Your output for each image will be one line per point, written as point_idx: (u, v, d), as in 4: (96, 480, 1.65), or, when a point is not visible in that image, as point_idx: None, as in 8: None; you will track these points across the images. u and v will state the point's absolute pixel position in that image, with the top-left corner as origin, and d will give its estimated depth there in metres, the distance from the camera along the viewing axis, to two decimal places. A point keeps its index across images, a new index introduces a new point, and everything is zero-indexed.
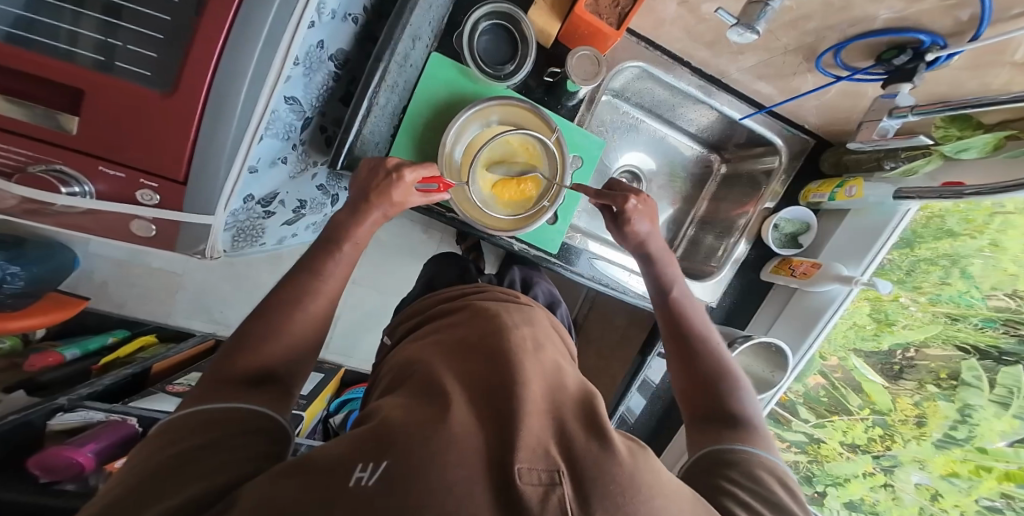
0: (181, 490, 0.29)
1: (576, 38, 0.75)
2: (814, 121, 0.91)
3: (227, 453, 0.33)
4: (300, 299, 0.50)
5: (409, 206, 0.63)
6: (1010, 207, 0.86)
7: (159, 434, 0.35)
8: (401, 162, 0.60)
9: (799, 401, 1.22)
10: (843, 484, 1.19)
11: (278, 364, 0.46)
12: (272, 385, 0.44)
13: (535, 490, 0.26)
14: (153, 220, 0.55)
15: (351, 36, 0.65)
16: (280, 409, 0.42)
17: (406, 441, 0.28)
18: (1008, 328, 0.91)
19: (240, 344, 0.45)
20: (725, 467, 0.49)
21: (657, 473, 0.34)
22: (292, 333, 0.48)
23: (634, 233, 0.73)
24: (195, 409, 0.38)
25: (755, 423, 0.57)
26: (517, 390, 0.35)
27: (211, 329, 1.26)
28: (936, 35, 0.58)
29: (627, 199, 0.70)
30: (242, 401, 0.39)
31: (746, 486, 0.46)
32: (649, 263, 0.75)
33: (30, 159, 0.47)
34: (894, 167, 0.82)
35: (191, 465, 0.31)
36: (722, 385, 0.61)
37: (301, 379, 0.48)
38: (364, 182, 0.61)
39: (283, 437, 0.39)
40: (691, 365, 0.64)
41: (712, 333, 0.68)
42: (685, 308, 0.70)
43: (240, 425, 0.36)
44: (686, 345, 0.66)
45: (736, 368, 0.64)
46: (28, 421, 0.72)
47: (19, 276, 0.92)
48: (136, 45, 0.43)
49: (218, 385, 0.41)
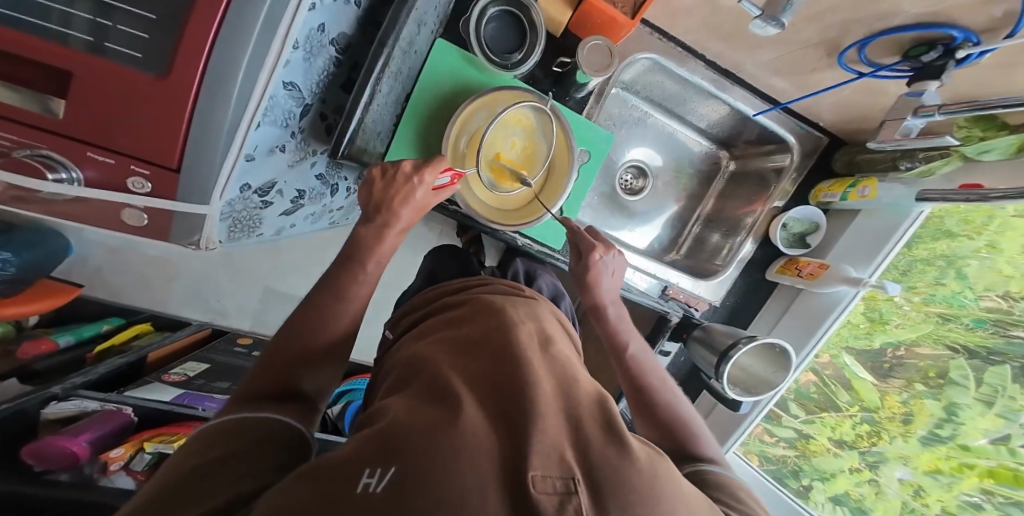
0: (202, 501, 0.27)
1: (588, 28, 0.73)
2: (828, 118, 0.89)
3: (248, 463, 0.31)
4: (326, 319, 0.48)
5: (428, 207, 0.61)
6: (1009, 209, 0.84)
7: (190, 443, 0.34)
8: (418, 163, 0.57)
9: (790, 397, 1.17)
10: (830, 480, 1.20)
11: (302, 377, 0.44)
12: (298, 399, 0.43)
13: (551, 499, 0.24)
14: (144, 209, 0.53)
15: (354, 20, 0.62)
16: (308, 425, 0.40)
17: (418, 445, 0.26)
18: (997, 328, 0.93)
19: (269, 358, 0.44)
20: (710, 490, 0.49)
21: (675, 480, 0.32)
22: (312, 342, 0.46)
23: (593, 286, 0.71)
24: (225, 419, 0.37)
25: (715, 454, 0.57)
26: (530, 391, 0.33)
27: (208, 318, 1.24)
28: (970, 32, 0.56)
29: (594, 250, 0.71)
30: (272, 413, 0.38)
31: (735, 508, 0.47)
32: (598, 318, 0.72)
33: (13, 144, 0.45)
34: (911, 168, 0.79)
35: (212, 474, 0.30)
36: (682, 426, 0.60)
37: (325, 397, 0.47)
38: (379, 199, 0.56)
39: (305, 451, 0.37)
40: (651, 414, 0.61)
41: (666, 379, 0.67)
42: (639, 363, 0.67)
43: (268, 434, 0.35)
44: (644, 393, 0.63)
45: (690, 410, 0.63)
46: (22, 409, 0.70)
47: (10, 263, 0.89)
48: (129, 25, 0.39)
49: (245, 401, 0.40)
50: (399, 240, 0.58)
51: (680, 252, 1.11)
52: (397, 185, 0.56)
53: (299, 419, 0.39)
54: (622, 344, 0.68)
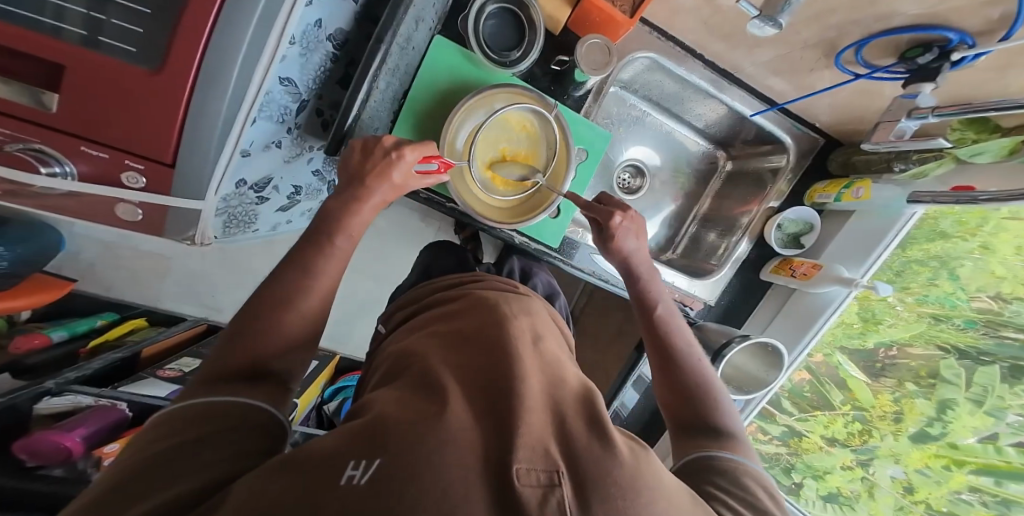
0: (162, 492, 0.27)
1: (586, 27, 0.73)
2: (825, 119, 0.90)
3: (217, 451, 0.31)
4: (304, 306, 0.47)
5: (408, 189, 0.60)
6: (1004, 213, 0.84)
7: (154, 427, 0.34)
8: (399, 140, 0.57)
9: (784, 395, 1.20)
10: (822, 477, 1.21)
11: (271, 358, 0.43)
12: (269, 379, 0.42)
13: (535, 492, 0.24)
14: (139, 204, 0.53)
15: (351, 15, 0.61)
16: (276, 404, 0.40)
17: (400, 438, 0.26)
18: (989, 329, 0.94)
19: (235, 338, 0.43)
20: (713, 473, 0.50)
21: (658, 474, 0.33)
22: (283, 328, 0.45)
23: (619, 249, 0.70)
24: (188, 403, 0.36)
25: (736, 429, 0.58)
26: (516, 386, 0.33)
27: (202, 314, 1.24)
28: (966, 33, 0.56)
29: (612, 215, 0.68)
30: (239, 395, 0.37)
31: (732, 492, 0.46)
32: (631, 279, 0.71)
33: (6, 138, 0.45)
34: (904, 169, 0.82)
35: (178, 462, 0.29)
36: (703, 396, 0.60)
37: (298, 377, 0.46)
38: (353, 171, 0.57)
39: (280, 434, 0.38)
40: (677, 385, 0.62)
41: (694, 344, 0.67)
42: (674, 331, 0.67)
43: (236, 420, 0.35)
44: (669, 359, 0.64)
45: (720, 385, 0.63)
46: (13, 405, 0.69)
47: (3, 257, 0.87)
48: (121, 18, 0.39)
49: (214, 382, 0.39)
50: (372, 214, 0.57)
51: (675, 251, 1.12)
52: (376, 161, 0.56)
53: (271, 403, 0.39)
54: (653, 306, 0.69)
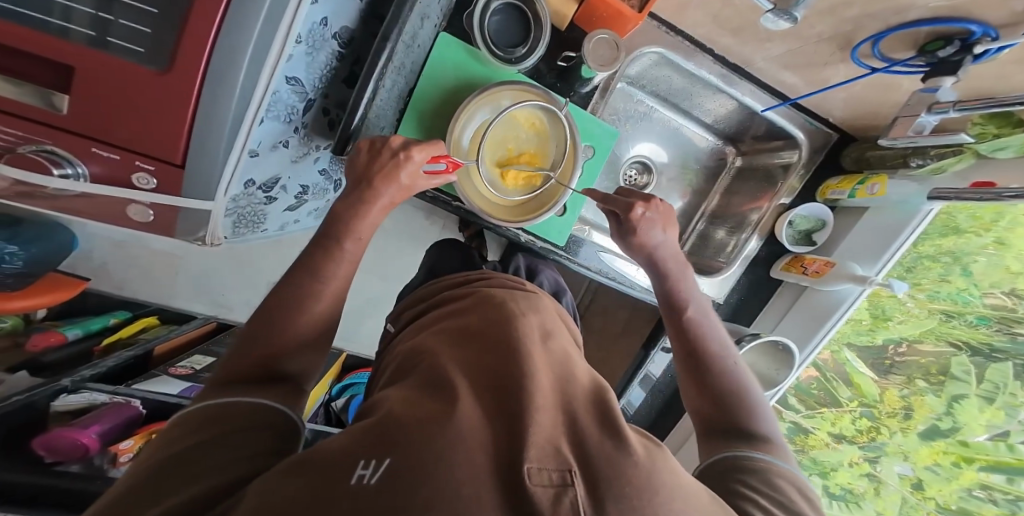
0: (177, 491, 0.27)
1: (593, 22, 0.72)
2: (838, 114, 0.88)
3: (231, 450, 0.31)
4: (313, 307, 0.47)
5: (417, 190, 0.60)
6: (1020, 208, 0.82)
7: (171, 427, 0.34)
8: (408, 141, 0.57)
9: (789, 392, 1.20)
10: (830, 473, 1.18)
11: (283, 357, 0.44)
12: (281, 379, 0.43)
13: (547, 492, 0.24)
14: (150, 204, 0.53)
15: (356, 14, 0.61)
16: (291, 404, 0.40)
17: (410, 437, 0.26)
18: (1002, 326, 0.93)
19: (248, 339, 0.43)
20: (741, 472, 0.49)
21: (674, 473, 0.32)
22: (292, 329, 0.45)
23: (642, 244, 0.70)
24: (202, 405, 0.36)
25: (768, 430, 0.56)
26: (526, 384, 0.33)
27: (213, 312, 1.25)
28: (988, 25, 0.54)
29: (633, 207, 0.68)
30: (252, 397, 0.37)
31: (764, 492, 0.46)
32: (659, 275, 0.71)
33: (19, 140, 0.45)
34: (922, 164, 0.80)
35: (193, 462, 0.30)
36: (733, 396, 0.59)
37: (312, 377, 0.47)
38: (360, 174, 0.56)
39: (294, 434, 0.38)
40: (704, 384, 0.62)
41: (726, 344, 0.66)
42: (698, 325, 0.66)
43: (249, 420, 0.35)
44: (697, 357, 0.63)
45: (751, 386, 0.62)
46: (30, 403, 0.70)
47: (17, 256, 0.88)
48: (128, 18, 0.38)
49: (226, 384, 0.39)
50: (380, 216, 0.57)
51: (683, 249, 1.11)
52: (383, 161, 0.56)
53: (283, 403, 0.39)
54: (681, 304, 0.68)
